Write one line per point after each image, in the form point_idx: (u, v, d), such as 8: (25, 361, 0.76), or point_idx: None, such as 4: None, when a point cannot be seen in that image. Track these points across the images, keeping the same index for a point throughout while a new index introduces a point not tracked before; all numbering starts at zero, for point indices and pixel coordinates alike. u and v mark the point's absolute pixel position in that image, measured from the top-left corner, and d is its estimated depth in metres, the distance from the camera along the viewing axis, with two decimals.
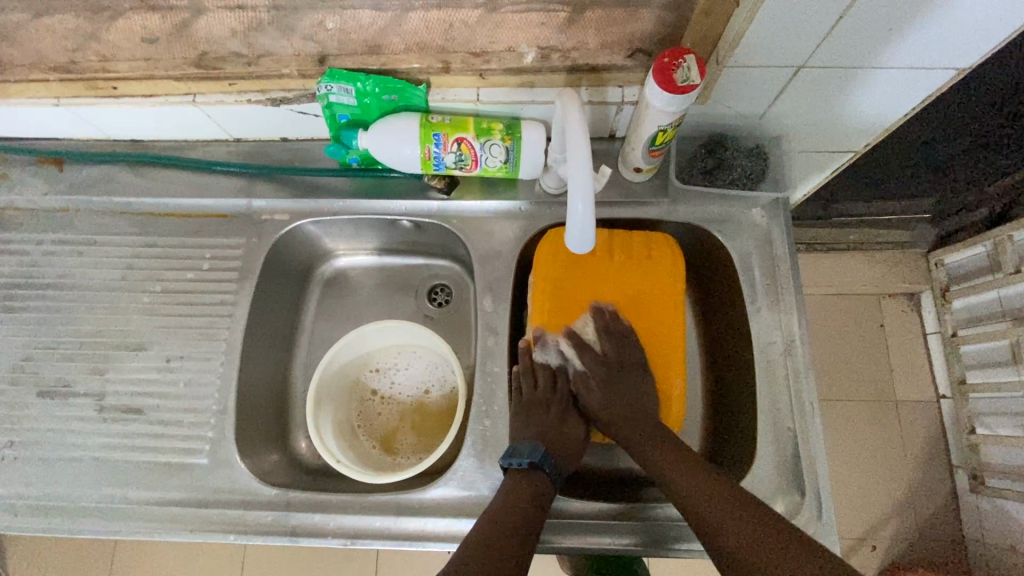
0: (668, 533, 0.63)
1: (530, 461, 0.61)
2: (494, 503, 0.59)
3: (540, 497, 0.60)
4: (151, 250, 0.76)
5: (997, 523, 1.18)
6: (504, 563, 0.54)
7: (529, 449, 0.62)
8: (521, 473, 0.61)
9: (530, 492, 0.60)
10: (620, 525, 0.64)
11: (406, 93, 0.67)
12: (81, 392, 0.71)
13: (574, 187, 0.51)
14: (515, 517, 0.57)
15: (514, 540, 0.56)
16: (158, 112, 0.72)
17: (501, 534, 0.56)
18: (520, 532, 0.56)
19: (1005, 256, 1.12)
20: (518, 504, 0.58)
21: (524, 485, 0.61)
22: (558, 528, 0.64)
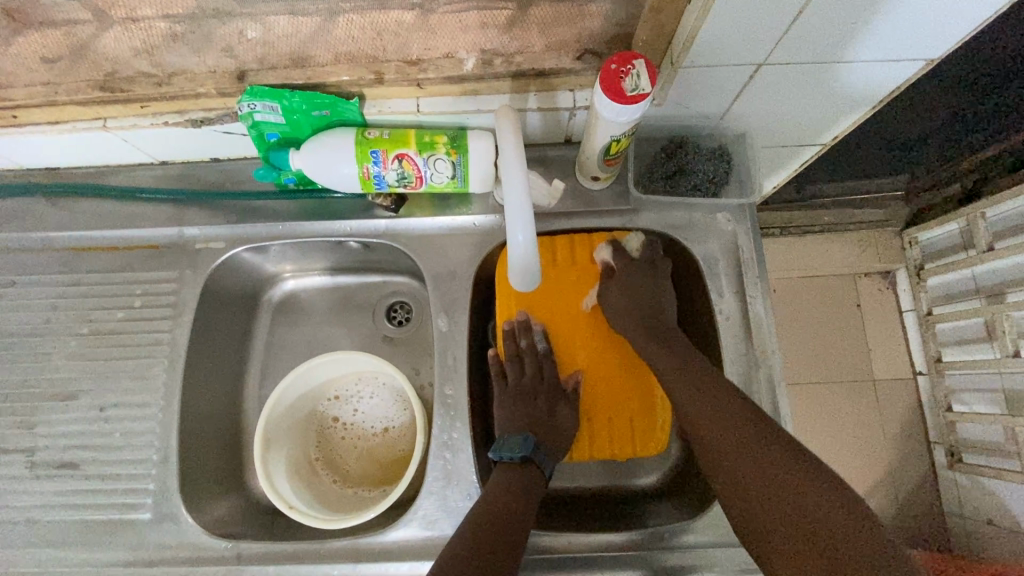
0: (642, 563, 0.61)
1: (522, 454, 0.60)
2: (484, 496, 0.56)
3: (532, 491, 0.58)
4: (78, 289, 0.70)
5: (973, 498, 1.18)
6: (505, 539, 0.51)
7: (524, 440, 0.61)
8: (513, 467, 0.60)
9: (521, 486, 0.58)
10: (591, 557, 0.61)
11: (338, 107, 0.61)
12: (11, 448, 0.66)
13: (513, 217, 0.48)
14: (506, 509, 0.54)
15: (515, 520, 0.53)
16: (69, 139, 0.65)
17: (501, 512, 0.54)
18: (511, 524, 0.53)
19: (977, 233, 1.09)
20: (518, 492, 0.57)
21: (517, 479, 0.58)
22: (526, 565, 0.61)
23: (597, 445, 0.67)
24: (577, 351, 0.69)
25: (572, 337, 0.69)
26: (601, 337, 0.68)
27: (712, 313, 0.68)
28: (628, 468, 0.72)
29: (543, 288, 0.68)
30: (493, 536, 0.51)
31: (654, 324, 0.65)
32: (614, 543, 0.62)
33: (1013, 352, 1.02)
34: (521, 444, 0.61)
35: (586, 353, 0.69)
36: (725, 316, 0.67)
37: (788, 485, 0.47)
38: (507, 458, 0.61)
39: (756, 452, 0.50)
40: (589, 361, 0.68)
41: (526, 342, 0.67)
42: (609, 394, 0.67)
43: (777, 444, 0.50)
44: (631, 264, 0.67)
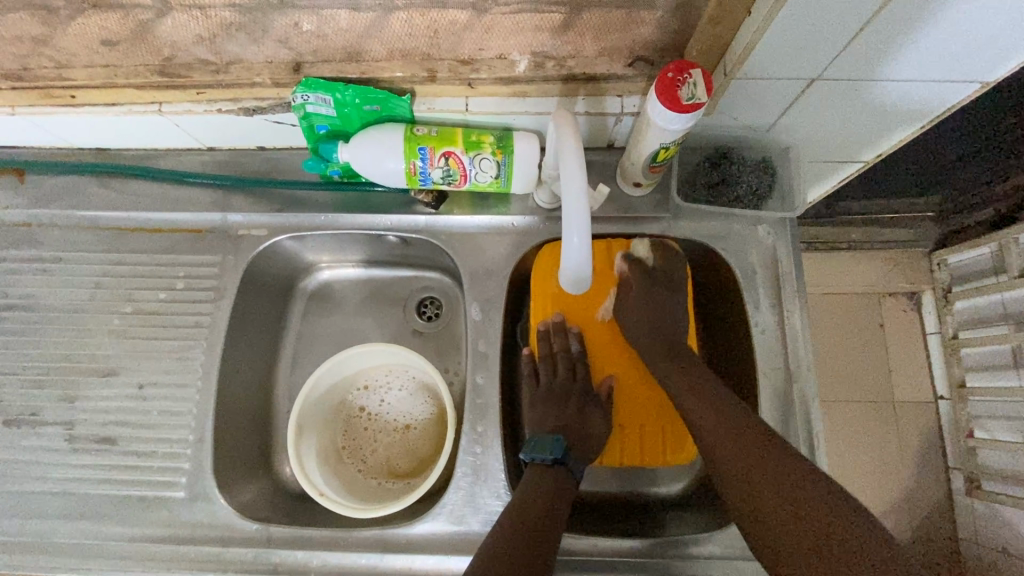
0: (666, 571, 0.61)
1: (554, 457, 0.60)
2: (517, 496, 0.57)
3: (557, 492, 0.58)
4: (121, 268, 0.72)
5: (991, 525, 1.17)
6: (538, 536, 0.52)
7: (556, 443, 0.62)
8: (545, 468, 0.60)
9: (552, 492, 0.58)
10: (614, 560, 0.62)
11: (389, 103, 0.62)
12: (50, 420, 0.68)
13: (569, 220, 0.48)
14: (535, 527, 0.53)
15: (546, 519, 0.54)
16: (122, 121, 0.67)
17: (534, 511, 0.54)
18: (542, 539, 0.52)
19: (1010, 259, 1.07)
20: (545, 496, 0.57)
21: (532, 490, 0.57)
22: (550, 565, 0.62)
23: (627, 452, 0.67)
24: (609, 356, 0.70)
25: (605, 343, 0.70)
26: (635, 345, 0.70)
27: (747, 325, 0.68)
28: (653, 474, 0.73)
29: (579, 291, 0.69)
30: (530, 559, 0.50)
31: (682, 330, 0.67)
32: (637, 549, 0.62)
33: None
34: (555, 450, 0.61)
35: (617, 359, 0.69)
36: (760, 328, 0.67)
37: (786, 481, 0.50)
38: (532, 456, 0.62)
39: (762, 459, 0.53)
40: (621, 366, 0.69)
41: (559, 344, 0.68)
42: (638, 401, 0.68)
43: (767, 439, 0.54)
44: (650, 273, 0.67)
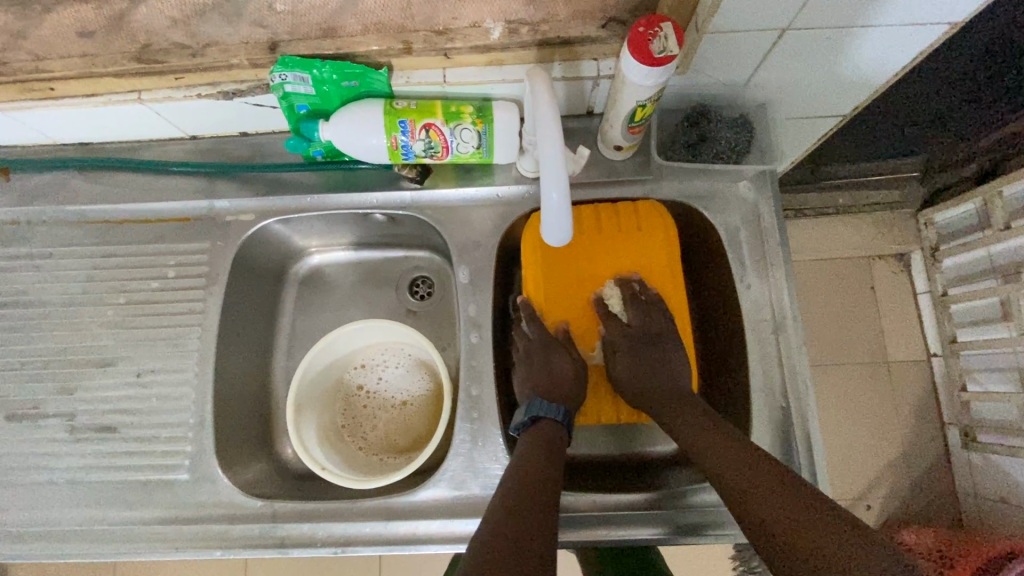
0: (666, 522, 0.63)
1: (530, 415, 0.62)
2: (515, 457, 0.58)
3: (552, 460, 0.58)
4: (111, 260, 0.72)
5: (988, 477, 1.19)
6: (541, 483, 0.54)
7: (548, 404, 0.63)
8: (529, 429, 0.63)
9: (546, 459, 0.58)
10: (612, 514, 0.63)
11: (367, 78, 0.62)
12: (51, 412, 0.68)
13: (548, 176, 0.49)
14: (536, 511, 0.51)
15: (545, 469, 0.56)
16: (102, 112, 0.67)
17: (533, 464, 0.56)
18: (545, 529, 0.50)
19: (994, 212, 1.09)
20: (540, 450, 0.59)
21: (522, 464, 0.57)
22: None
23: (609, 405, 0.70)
24: (561, 303, 0.70)
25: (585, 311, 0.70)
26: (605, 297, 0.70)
27: (732, 282, 0.69)
28: (649, 435, 0.74)
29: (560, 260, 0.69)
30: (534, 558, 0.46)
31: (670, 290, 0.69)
32: (639, 501, 0.64)
33: None
34: (547, 409, 0.63)
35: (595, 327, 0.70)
36: (745, 284, 0.68)
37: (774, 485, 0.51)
38: (525, 428, 0.63)
39: (743, 464, 0.54)
40: (579, 308, 0.70)
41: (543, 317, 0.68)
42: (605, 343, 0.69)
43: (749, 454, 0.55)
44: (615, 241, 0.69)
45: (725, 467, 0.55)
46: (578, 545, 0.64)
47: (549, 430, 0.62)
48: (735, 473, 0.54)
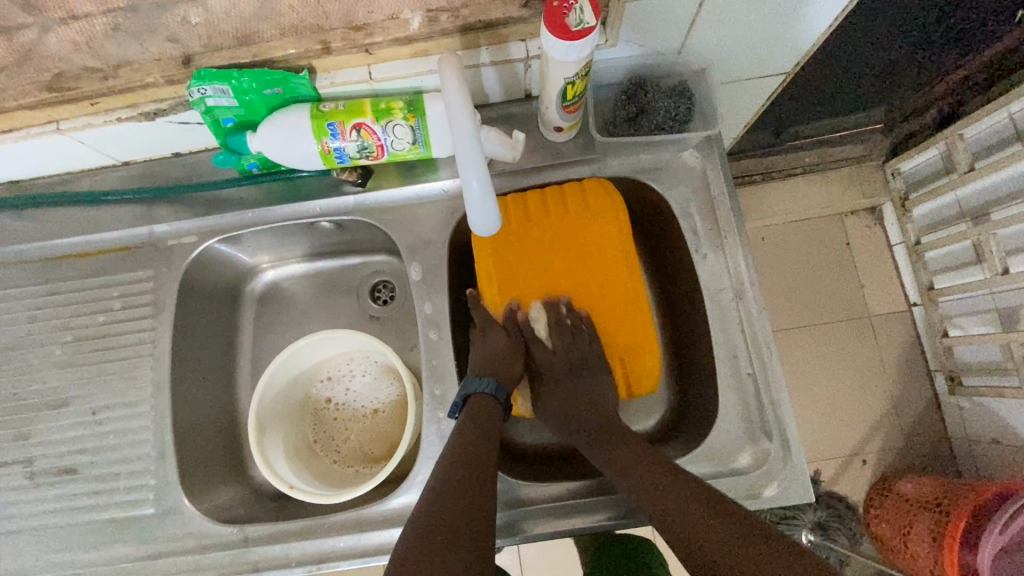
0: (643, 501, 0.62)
1: (463, 392, 0.63)
2: (454, 434, 0.60)
3: (485, 451, 0.58)
4: (54, 298, 0.70)
5: (977, 419, 1.19)
6: (479, 466, 0.57)
7: (479, 378, 0.64)
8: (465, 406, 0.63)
9: (477, 455, 0.58)
10: (587, 499, 0.63)
11: (289, 83, 0.60)
12: (8, 460, 0.66)
13: (467, 163, 0.48)
14: (464, 497, 0.54)
15: (485, 448, 0.58)
16: (23, 149, 0.64)
17: (472, 445, 0.58)
18: (473, 513, 0.53)
19: (957, 156, 1.09)
20: (480, 429, 0.60)
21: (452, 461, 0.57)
22: (526, 516, 0.63)
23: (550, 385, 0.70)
24: (504, 285, 0.69)
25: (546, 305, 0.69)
26: (559, 283, 0.68)
27: (688, 253, 0.68)
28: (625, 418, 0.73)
29: (511, 253, 0.68)
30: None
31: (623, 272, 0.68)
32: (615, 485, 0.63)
33: (1003, 269, 1.03)
34: (479, 384, 0.64)
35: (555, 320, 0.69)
36: (700, 254, 0.67)
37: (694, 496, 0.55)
38: (458, 409, 0.64)
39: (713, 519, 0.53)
40: (522, 290, 0.69)
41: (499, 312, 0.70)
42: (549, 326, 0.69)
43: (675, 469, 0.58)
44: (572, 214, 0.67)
45: (666, 480, 0.57)
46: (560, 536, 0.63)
47: (483, 405, 0.63)
48: (670, 482, 0.56)
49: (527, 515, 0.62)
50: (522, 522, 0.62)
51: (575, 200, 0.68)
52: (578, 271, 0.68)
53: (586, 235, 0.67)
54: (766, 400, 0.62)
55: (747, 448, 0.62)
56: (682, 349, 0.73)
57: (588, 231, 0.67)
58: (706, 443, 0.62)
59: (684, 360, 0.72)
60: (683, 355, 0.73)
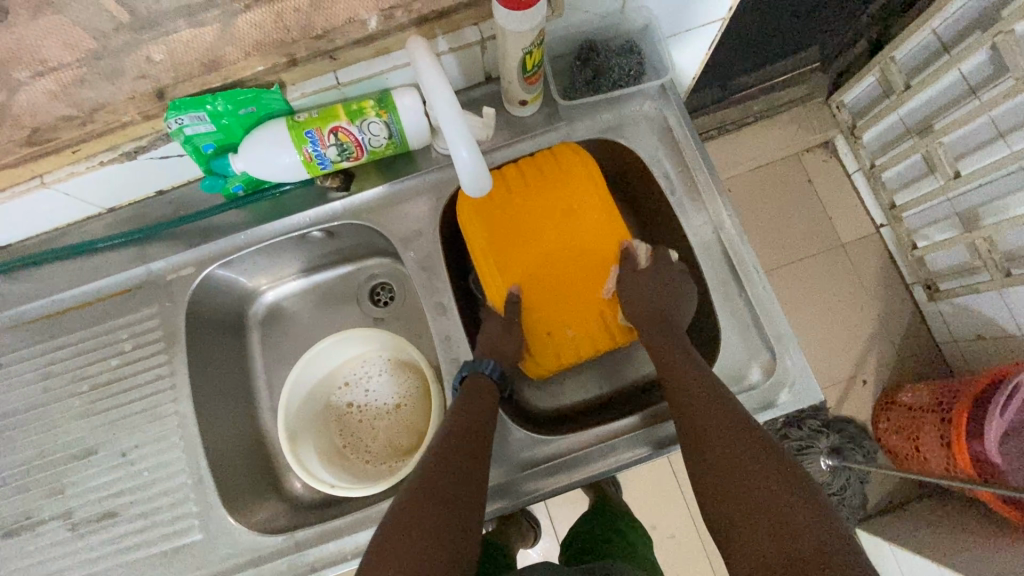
0: (650, 437, 0.65)
1: (460, 377, 0.66)
2: (455, 404, 0.63)
3: (479, 426, 0.61)
4: (63, 353, 0.71)
5: (959, 320, 1.26)
6: (476, 435, 0.60)
7: (477, 361, 0.66)
8: (481, 377, 0.65)
9: (472, 426, 0.60)
10: (598, 446, 0.65)
11: (262, 100, 0.63)
12: (46, 517, 0.67)
13: (452, 132, 0.52)
14: (456, 459, 0.57)
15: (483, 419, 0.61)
16: (10, 208, 0.65)
17: (472, 415, 0.61)
18: (461, 478, 0.56)
19: (893, 77, 1.15)
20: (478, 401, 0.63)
21: (449, 431, 0.59)
22: (539, 474, 0.65)
23: (562, 355, 0.70)
24: (498, 273, 0.70)
25: (543, 281, 0.69)
26: (549, 256, 0.69)
27: (664, 197, 0.72)
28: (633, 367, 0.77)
29: (498, 239, 0.70)
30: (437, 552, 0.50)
31: (602, 227, 0.70)
32: (632, 424, 0.66)
33: (954, 173, 1.09)
34: (479, 366, 0.65)
35: (554, 291, 0.69)
36: (674, 195, 0.71)
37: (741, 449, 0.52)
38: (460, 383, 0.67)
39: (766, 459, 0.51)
40: (519, 270, 0.70)
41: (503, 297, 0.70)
42: (551, 301, 0.69)
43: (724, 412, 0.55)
44: (550, 185, 0.70)
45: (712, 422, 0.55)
46: (577, 485, 0.65)
47: (481, 383, 0.65)
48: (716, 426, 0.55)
49: (551, 470, 0.65)
50: (544, 477, 0.65)
51: (547, 169, 0.70)
52: (566, 239, 0.70)
53: (564, 200, 0.70)
54: (761, 318, 0.66)
55: (754, 363, 0.66)
56: None
57: (563, 194, 0.70)
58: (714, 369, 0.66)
59: None
60: None
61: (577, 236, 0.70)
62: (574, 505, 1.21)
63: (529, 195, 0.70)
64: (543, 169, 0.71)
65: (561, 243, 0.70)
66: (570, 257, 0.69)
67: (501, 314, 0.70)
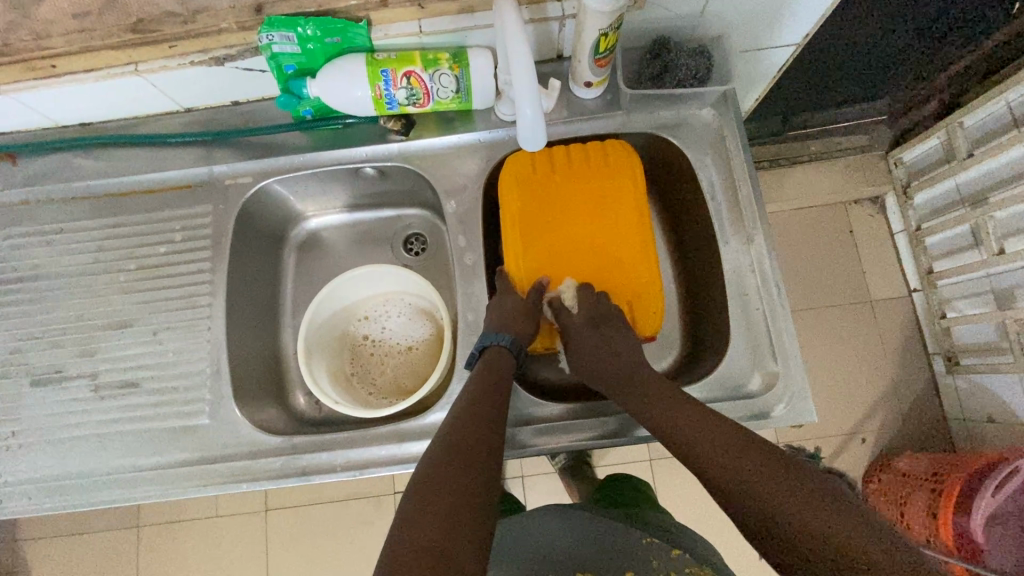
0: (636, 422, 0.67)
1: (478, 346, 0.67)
2: (468, 386, 0.64)
3: (500, 393, 0.63)
4: (119, 230, 0.76)
5: (973, 398, 1.24)
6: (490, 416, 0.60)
7: (495, 334, 0.67)
8: (491, 358, 0.66)
9: (484, 408, 0.60)
10: (588, 418, 0.68)
11: (348, 33, 0.66)
12: (74, 374, 0.72)
13: (523, 93, 0.57)
14: (472, 442, 0.57)
15: (495, 400, 0.62)
16: (102, 88, 0.70)
17: (484, 394, 0.62)
18: (477, 460, 0.55)
19: (956, 142, 1.14)
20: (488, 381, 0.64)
21: (471, 399, 0.61)
22: (531, 431, 0.68)
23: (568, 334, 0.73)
24: (525, 249, 0.73)
25: (566, 262, 0.73)
26: (577, 239, 0.73)
27: (704, 202, 0.74)
28: None
29: (532, 215, 0.73)
30: (466, 505, 0.51)
31: (639, 220, 0.72)
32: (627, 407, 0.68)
33: (999, 250, 1.08)
34: (495, 338, 0.67)
35: (572, 274, 0.72)
36: (714, 202, 0.73)
37: (738, 451, 0.55)
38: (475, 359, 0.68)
39: (802, 509, 0.49)
40: (543, 249, 0.73)
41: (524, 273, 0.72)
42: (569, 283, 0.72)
43: (715, 423, 0.58)
44: (593, 172, 0.73)
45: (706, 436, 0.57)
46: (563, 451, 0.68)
47: (499, 358, 0.66)
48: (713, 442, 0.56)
49: (542, 430, 0.68)
50: (535, 437, 0.68)
51: (595, 157, 0.74)
52: (597, 227, 0.72)
53: (604, 189, 0.73)
54: (773, 334, 0.68)
55: (756, 374, 0.67)
56: (695, 294, 0.79)
57: (605, 183, 0.73)
58: (717, 371, 0.68)
59: (696, 305, 0.78)
60: (697, 299, 0.79)
61: (607, 227, 0.72)
62: (551, 493, 1.23)
63: (572, 178, 0.74)
64: (589, 157, 0.74)
65: (592, 228, 0.73)
66: (596, 241, 0.72)
67: (521, 293, 0.72)
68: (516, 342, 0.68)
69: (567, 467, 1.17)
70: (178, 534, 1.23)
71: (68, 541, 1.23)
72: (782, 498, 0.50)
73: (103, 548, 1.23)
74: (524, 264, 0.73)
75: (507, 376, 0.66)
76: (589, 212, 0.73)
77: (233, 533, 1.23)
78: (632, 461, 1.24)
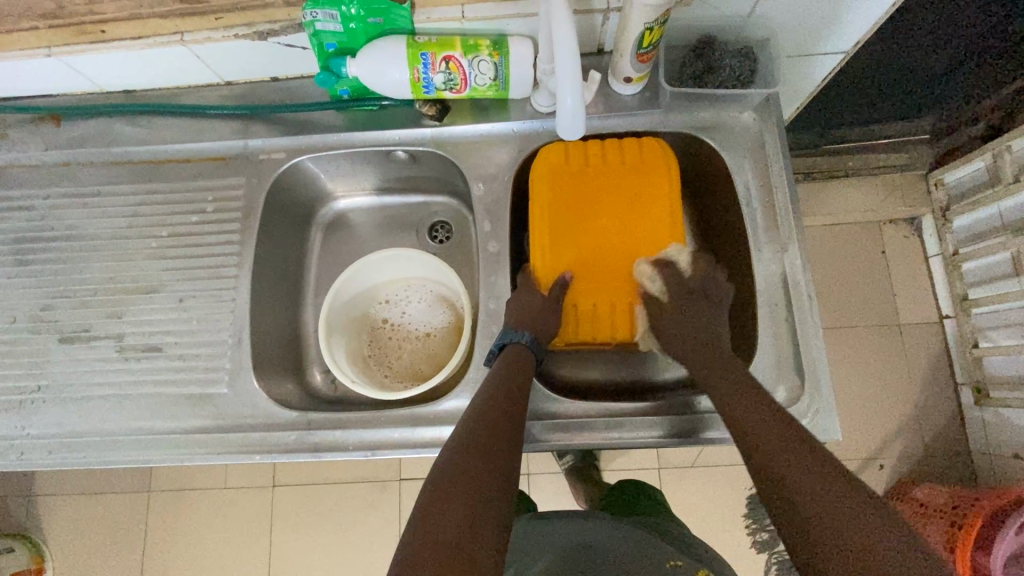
0: (652, 426, 0.66)
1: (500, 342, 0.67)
2: (489, 381, 0.63)
3: (522, 393, 0.62)
4: (154, 197, 0.78)
5: (1001, 433, 1.19)
6: (510, 413, 0.59)
7: (516, 330, 0.66)
8: (514, 354, 0.66)
9: (505, 406, 0.60)
10: (605, 418, 0.67)
11: (390, 14, 0.66)
12: (101, 334, 0.74)
13: (565, 84, 0.57)
14: (493, 439, 0.56)
15: (517, 398, 0.61)
16: (147, 56, 0.71)
17: (506, 391, 0.61)
18: (497, 459, 0.55)
19: (1004, 166, 1.09)
20: (512, 377, 0.63)
21: (493, 396, 0.61)
22: (545, 426, 0.67)
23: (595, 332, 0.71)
24: (552, 246, 0.72)
25: (593, 259, 0.71)
26: (606, 236, 0.72)
27: (738, 207, 0.72)
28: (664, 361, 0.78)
29: (561, 211, 0.72)
30: (487, 506, 0.50)
31: (670, 221, 0.71)
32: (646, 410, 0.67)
33: None
34: (517, 333, 0.66)
35: (599, 272, 0.71)
36: (749, 206, 0.71)
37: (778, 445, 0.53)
38: (496, 356, 0.68)
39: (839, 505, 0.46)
40: (571, 245, 0.72)
41: (550, 267, 0.72)
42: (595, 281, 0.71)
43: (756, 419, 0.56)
44: (627, 171, 0.72)
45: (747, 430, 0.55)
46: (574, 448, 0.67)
47: (521, 355, 0.66)
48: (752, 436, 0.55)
49: (559, 426, 0.67)
50: (550, 432, 0.67)
51: (631, 155, 0.72)
52: (628, 226, 0.71)
53: (638, 188, 0.72)
54: (800, 346, 0.66)
55: (780, 385, 0.66)
56: None
57: (638, 182, 0.72)
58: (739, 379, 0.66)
59: None
60: None
61: (639, 226, 0.71)
62: (557, 493, 1.22)
63: (606, 174, 0.73)
64: (625, 154, 0.73)
65: (622, 226, 0.72)
66: (625, 240, 0.71)
67: (544, 290, 0.71)
68: (537, 339, 0.67)
69: (574, 468, 1.14)
70: (186, 502, 1.25)
71: (80, 499, 1.26)
72: (818, 500, 0.47)
73: (114, 509, 1.26)
74: (551, 260, 0.72)
75: (529, 372, 0.65)
76: (621, 210, 0.72)
77: (238, 506, 1.24)
78: (641, 468, 1.22)
